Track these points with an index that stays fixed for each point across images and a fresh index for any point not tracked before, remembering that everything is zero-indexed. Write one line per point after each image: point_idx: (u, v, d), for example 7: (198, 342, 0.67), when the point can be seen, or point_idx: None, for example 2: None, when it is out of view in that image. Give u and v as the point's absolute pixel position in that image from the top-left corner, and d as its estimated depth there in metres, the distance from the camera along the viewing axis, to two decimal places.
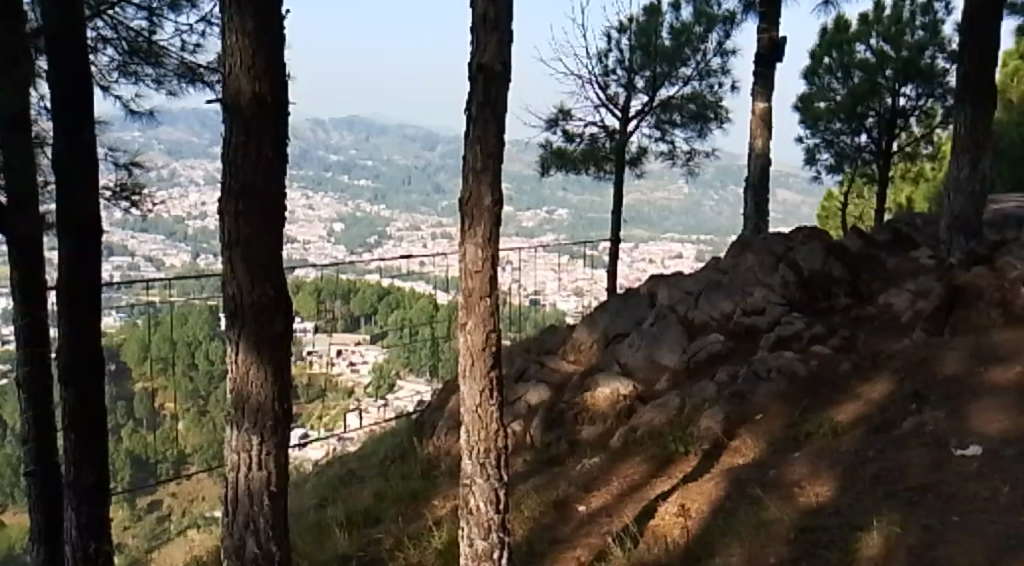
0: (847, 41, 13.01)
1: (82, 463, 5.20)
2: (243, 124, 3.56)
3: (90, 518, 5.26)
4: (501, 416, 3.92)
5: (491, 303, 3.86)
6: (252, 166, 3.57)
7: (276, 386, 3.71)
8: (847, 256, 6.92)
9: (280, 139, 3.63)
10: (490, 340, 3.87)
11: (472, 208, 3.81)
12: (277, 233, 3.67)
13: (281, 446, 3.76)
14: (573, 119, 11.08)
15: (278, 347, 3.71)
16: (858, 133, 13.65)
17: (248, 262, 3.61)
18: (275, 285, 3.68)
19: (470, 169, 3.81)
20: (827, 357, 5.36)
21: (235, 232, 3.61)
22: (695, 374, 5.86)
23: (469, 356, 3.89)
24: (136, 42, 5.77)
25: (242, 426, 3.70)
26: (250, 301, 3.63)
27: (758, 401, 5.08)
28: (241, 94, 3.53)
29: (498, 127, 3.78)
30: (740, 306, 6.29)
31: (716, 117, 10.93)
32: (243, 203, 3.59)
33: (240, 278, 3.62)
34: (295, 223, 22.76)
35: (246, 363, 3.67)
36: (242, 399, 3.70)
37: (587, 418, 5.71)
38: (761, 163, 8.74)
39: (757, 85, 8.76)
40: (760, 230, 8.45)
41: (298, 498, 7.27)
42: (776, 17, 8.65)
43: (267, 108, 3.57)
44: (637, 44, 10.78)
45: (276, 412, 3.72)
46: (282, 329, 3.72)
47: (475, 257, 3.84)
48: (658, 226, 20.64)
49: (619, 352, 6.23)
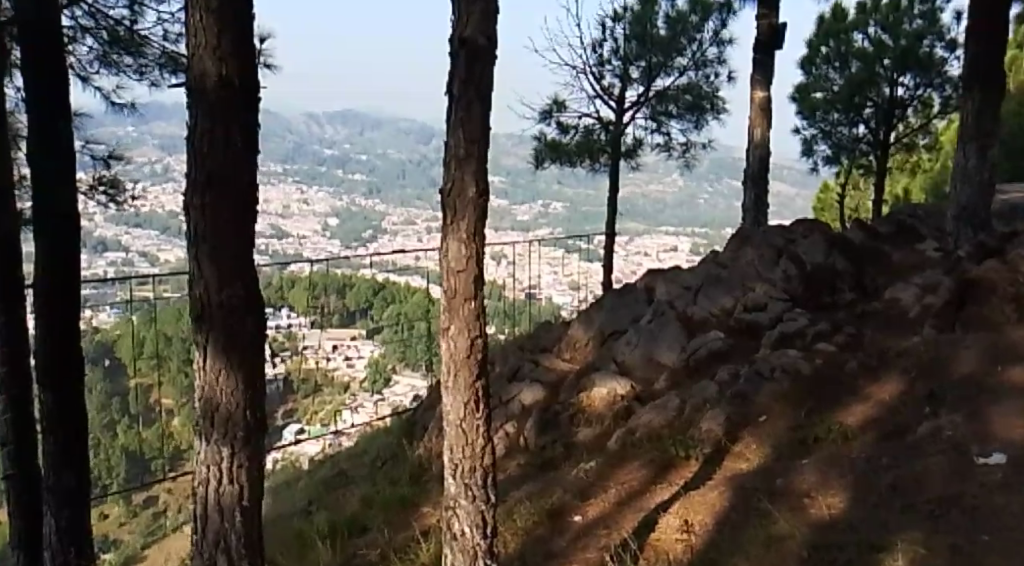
0: (844, 30, 12.84)
1: (60, 466, 4.97)
2: (209, 111, 3.32)
3: (70, 523, 5.00)
4: (488, 430, 3.72)
5: (476, 305, 3.65)
6: (218, 156, 3.33)
7: (248, 393, 3.48)
8: (850, 249, 6.70)
9: (250, 127, 3.39)
10: (476, 346, 3.66)
11: (456, 200, 3.57)
12: (247, 227, 3.43)
13: (255, 456, 3.53)
14: (568, 111, 10.84)
15: (249, 350, 3.47)
16: (855, 124, 13.37)
17: (216, 259, 3.37)
18: (246, 284, 3.44)
19: (452, 156, 3.58)
20: (832, 355, 5.12)
21: (201, 228, 3.37)
22: (695, 373, 5.61)
23: (453, 366, 3.66)
24: (117, 32, 5.50)
25: (211, 437, 3.47)
26: (218, 302, 3.40)
27: (761, 402, 4.85)
28: (206, 77, 3.29)
29: (482, 110, 3.55)
30: (741, 302, 6.06)
31: (713, 107, 10.69)
32: (209, 196, 3.36)
33: (207, 278, 3.39)
34: (290, 219, 22.57)
35: (216, 370, 3.43)
36: (211, 408, 3.46)
37: (583, 420, 5.47)
38: (760, 153, 8.50)
39: (756, 73, 8.51)
40: (759, 223, 8.23)
41: (288, 499, 7.08)
42: (775, 3, 8.40)
43: (234, 94, 3.33)
44: (633, 33, 10.55)
45: (247, 422, 3.49)
46: (254, 332, 3.48)
47: (459, 255, 3.60)
48: (654, 219, 20.43)
49: (616, 350, 5.99)
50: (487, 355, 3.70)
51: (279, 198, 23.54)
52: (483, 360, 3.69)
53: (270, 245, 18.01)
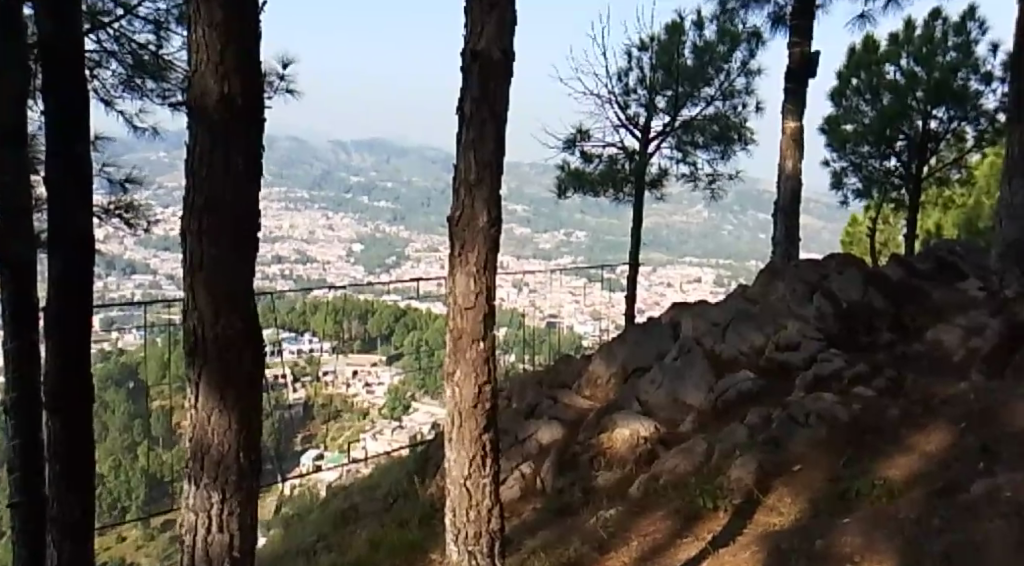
0: (876, 62, 12.58)
1: (67, 498, 4.37)
2: (210, 132, 3.09)
3: (74, 555, 4.40)
4: (494, 490, 3.73)
5: (485, 352, 3.62)
6: (218, 179, 3.10)
7: (242, 434, 3.21)
8: (888, 285, 6.43)
9: (254, 148, 3.15)
10: (484, 395, 3.65)
11: (464, 229, 3.56)
12: (249, 255, 3.18)
13: (246, 501, 3.25)
14: (592, 139, 10.59)
15: (246, 387, 3.20)
16: (887, 157, 13.06)
17: (212, 288, 3.12)
18: (244, 316, 3.18)
19: (464, 180, 3.58)
20: (871, 401, 4.82)
21: (198, 254, 3.12)
22: (723, 415, 5.31)
23: (458, 414, 3.66)
24: (141, 56, 5.28)
25: (201, 480, 3.21)
26: (213, 335, 3.14)
27: (794, 450, 4.55)
28: (207, 96, 3.06)
29: (496, 130, 3.55)
30: (773, 340, 5.76)
31: (741, 137, 10.43)
32: (206, 220, 3.11)
33: (202, 308, 3.13)
34: (315, 245, 22.47)
35: (208, 408, 3.17)
36: (201, 449, 3.21)
37: (604, 462, 5.15)
38: (791, 185, 8.24)
39: (787, 103, 8.24)
40: (791, 258, 7.96)
41: (300, 531, 6.79)
42: (808, 31, 8.16)
43: (236, 113, 3.09)
44: (659, 63, 10.33)
45: (240, 465, 3.22)
46: (251, 367, 3.21)
47: (467, 290, 3.58)
48: (680, 249, 20.16)
49: (639, 388, 5.69)
50: (495, 405, 3.69)
51: (304, 225, 23.53)
52: (491, 412, 3.68)
53: (293, 271, 17.90)
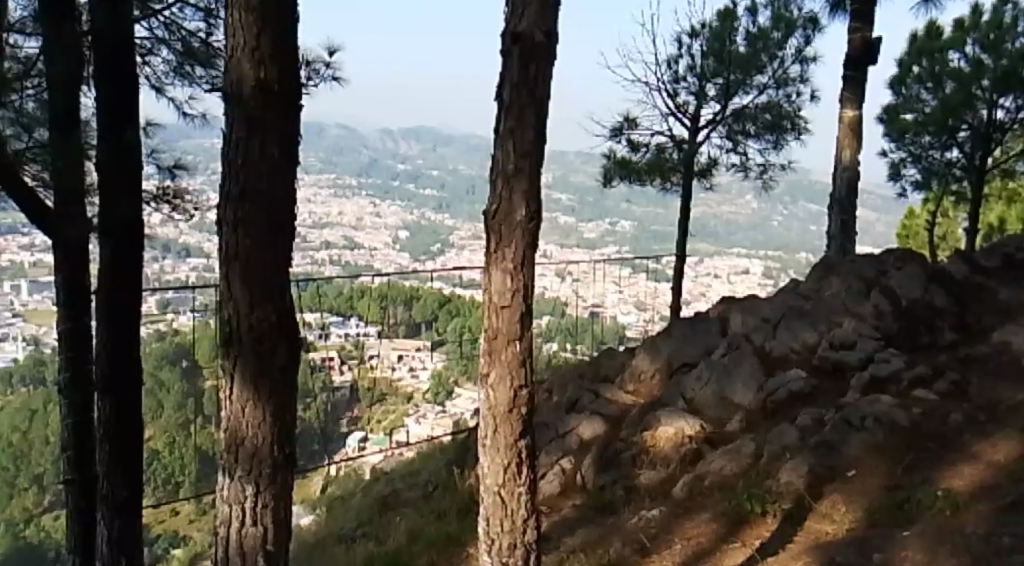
0: (938, 49, 12.19)
1: (117, 476, 4.37)
2: (246, 118, 2.92)
3: (123, 533, 4.38)
4: (530, 499, 3.58)
5: (522, 354, 3.48)
6: (254, 166, 2.94)
7: (277, 428, 3.06)
8: (951, 283, 6.20)
9: (291, 135, 2.99)
10: (521, 399, 3.51)
11: (502, 223, 3.42)
12: (285, 246, 3.02)
13: (280, 497, 3.09)
14: (639, 128, 10.38)
15: (281, 380, 3.05)
16: (948, 148, 12.68)
17: (247, 279, 2.96)
18: (279, 307, 3.02)
19: (502, 172, 3.44)
20: (932, 407, 4.72)
21: (232, 243, 2.97)
22: (772, 415, 5.10)
23: (492, 418, 3.53)
24: (191, 44, 5.16)
25: (235, 472, 3.05)
26: (247, 327, 2.98)
27: (849, 454, 4.35)
28: (243, 82, 2.89)
29: (536, 118, 3.40)
30: (826, 338, 5.55)
31: (794, 127, 10.11)
32: (242, 208, 2.95)
33: (237, 299, 2.97)
34: (361, 232, 22.46)
35: (242, 401, 3.02)
36: (235, 442, 3.06)
37: (647, 460, 4.97)
38: (848, 176, 7.96)
39: (846, 91, 7.96)
40: (846, 253, 7.72)
41: (340, 517, 6.70)
42: (869, 17, 7.88)
43: (273, 98, 2.93)
44: (710, 50, 10.06)
45: (275, 460, 3.06)
46: (286, 361, 3.05)
47: (503, 288, 3.45)
48: (730, 240, 19.82)
49: (685, 384, 5.50)
50: (532, 410, 3.54)
51: (351, 210, 23.58)
52: (527, 417, 3.53)
53: (339, 257, 17.88)
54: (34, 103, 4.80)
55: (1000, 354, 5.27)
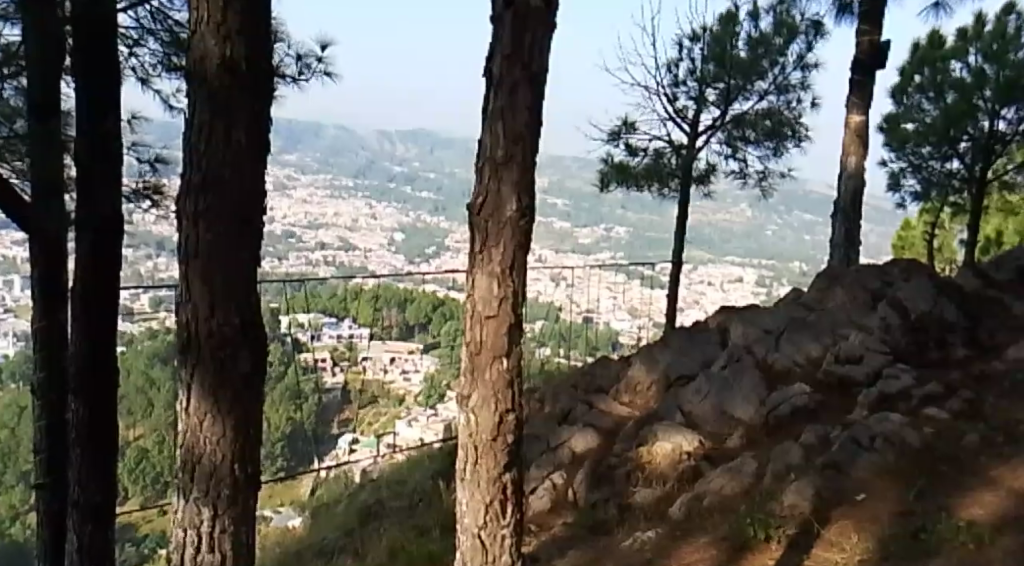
0: (941, 58, 12.01)
1: (90, 481, 4.08)
2: (209, 98, 2.66)
3: (94, 541, 4.12)
4: (515, 544, 3.35)
5: (509, 373, 3.25)
6: (217, 154, 2.67)
7: (238, 444, 2.78)
8: (961, 297, 6.01)
9: (260, 120, 2.73)
10: (507, 424, 3.28)
11: (489, 218, 3.17)
12: (252, 242, 2.76)
13: (241, 519, 2.81)
14: (638, 132, 10.14)
15: (244, 391, 2.78)
16: (948, 159, 12.45)
17: (208, 278, 2.70)
18: (243, 311, 2.75)
19: (489, 160, 3.18)
20: (944, 426, 4.48)
21: (192, 239, 2.70)
22: (775, 432, 4.84)
23: (475, 447, 3.29)
24: (178, 36, 4.86)
25: (190, 492, 2.78)
26: (207, 332, 2.72)
27: (858, 476, 4.10)
28: (207, 60, 2.64)
29: (528, 100, 3.15)
30: (831, 351, 5.32)
31: (795, 134, 9.85)
32: (203, 199, 2.69)
33: (197, 300, 2.71)
34: (356, 234, 22.15)
35: (200, 413, 2.75)
36: (191, 459, 2.79)
37: (642, 478, 4.68)
38: (854, 184, 7.73)
39: (853, 95, 7.73)
40: (851, 264, 7.50)
41: (321, 527, 6.41)
42: (879, 20, 7.65)
43: (240, 80, 2.67)
44: (711, 54, 9.83)
45: (235, 479, 2.79)
46: (250, 370, 2.78)
47: (489, 296, 3.21)
48: (727, 247, 19.62)
49: (682, 397, 5.24)
50: (519, 437, 3.31)
51: (346, 212, 23.33)
52: (514, 447, 3.31)
53: (332, 259, 17.55)
54: (15, 94, 4.49)
55: (1014, 373, 5.04)
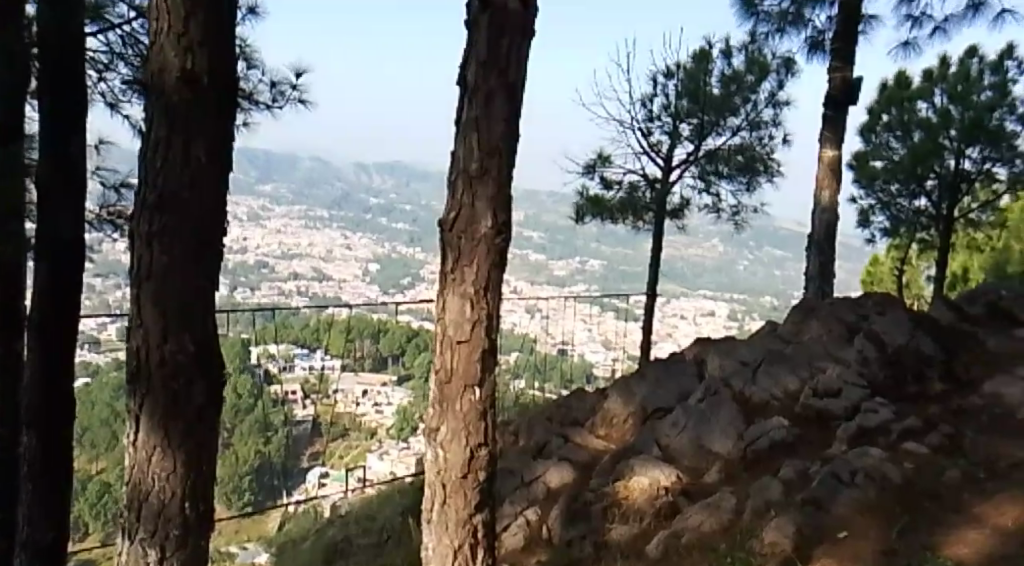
0: (908, 98, 12.11)
1: (38, 519, 4.06)
2: (168, 113, 2.82)
3: None
4: None
5: (481, 405, 3.51)
6: (175, 172, 2.82)
7: (189, 480, 2.90)
8: (937, 330, 5.98)
9: (218, 140, 2.88)
10: (480, 460, 3.54)
11: (464, 233, 3.45)
12: (207, 265, 2.90)
13: (184, 548, 2.91)
14: (612, 166, 10.13)
15: (197, 422, 2.90)
16: (917, 196, 12.57)
17: (161, 301, 2.83)
18: (197, 338, 2.88)
19: (464, 172, 3.46)
20: (924, 461, 4.40)
21: (147, 259, 2.85)
22: (754, 466, 4.74)
23: (444, 485, 3.54)
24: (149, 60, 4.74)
25: (136, 533, 2.91)
26: (161, 359, 2.85)
27: (838, 513, 4.01)
28: (166, 71, 2.79)
29: (506, 112, 3.45)
30: (809, 385, 5.24)
31: (767, 169, 9.90)
32: (158, 219, 2.83)
33: (149, 324, 2.84)
34: (330, 264, 21.93)
35: (149, 448, 2.87)
36: (138, 497, 2.90)
37: (618, 514, 4.55)
38: (828, 218, 7.71)
39: (826, 129, 7.74)
40: (826, 297, 7.47)
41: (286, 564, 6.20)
42: (851, 55, 7.68)
43: (200, 94, 2.83)
44: (684, 90, 9.86)
45: (185, 518, 2.91)
46: (204, 399, 2.91)
47: (462, 319, 3.46)
48: (702, 280, 19.64)
49: (659, 430, 5.15)
50: (489, 474, 3.56)
51: (320, 242, 23.11)
52: (484, 485, 3.55)
53: (306, 290, 17.32)
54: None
55: (992, 408, 4.98)
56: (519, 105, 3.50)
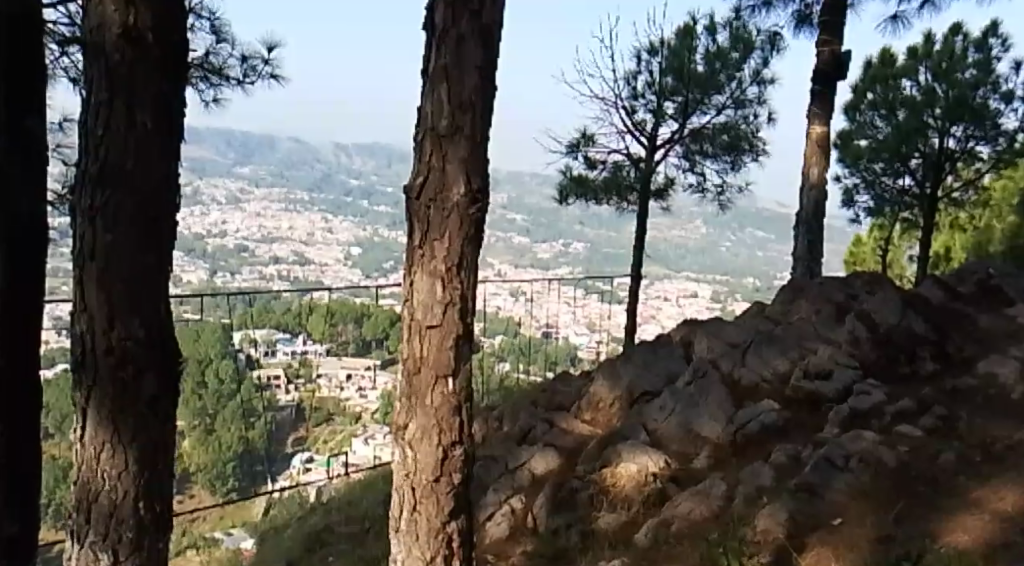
0: (892, 76, 12.00)
1: None
2: (109, 77, 2.78)
3: None
4: None
5: (455, 398, 3.36)
6: (118, 142, 2.79)
7: (140, 477, 2.90)
8: (929, 309, 5.85)
9: (163, 104, 2.84)
10: (454, 461, 3.39)
11: (436, 203, 3.29)
12: (155, 241, 2.87)
13: (138, 542, 2.92)
14: (596, 145, 9.93)
15: (147, 415, 2.88)
16: (900, 175, 12.44)
17: (107, 283, 2.82)
18: (147, 324, 2.86)
19: (431, 133, 3.29)
20: (919, 444, 4.28)
21: (92, 238, 2.83)
22: (744, 451, 4.62)
23: (414, 482, 3.38)
24: None
25: (87, 537, 2.91)
26: (109, 347, 2.82)
27: (833, 500, 3.88)
28: (105, 28, 2.76)
29: (480, 78, 3.30)
30: (799, 365, 5.11)
31: (752, 148, 9.76)
32: (102, 194, 2.81)
33: (96, 311, 2.83)
34: (313, 247, 21.66)
35: (98, 444, 2.87)
36: (88, 498, 2.90)
37: (605, 502, 4.42)
38: (816, 196, 7.57)
39: (814, 105, 7.59)
40: (814, 277, 7.34)
41: (267, 553, 6.02)
42: (839, 29, 7.53)
43: (143, 55, 2.79)
44: (668, 68, 9.67)
45: (138, 518, 2.91)
46: (156, 391, 2.89)
47: (432, 296, 3.31)
48: (687, 261, 19.50)
49: (646, 414, 5.01)
50: (464, 476, 3.42)
51: (302, 226, 22.82)
52: (460, 484, 3.41)
53: (289, 274, 17.08)
54: None
55: (987, 388, 4.87)
56: (493, 57, 3.33)
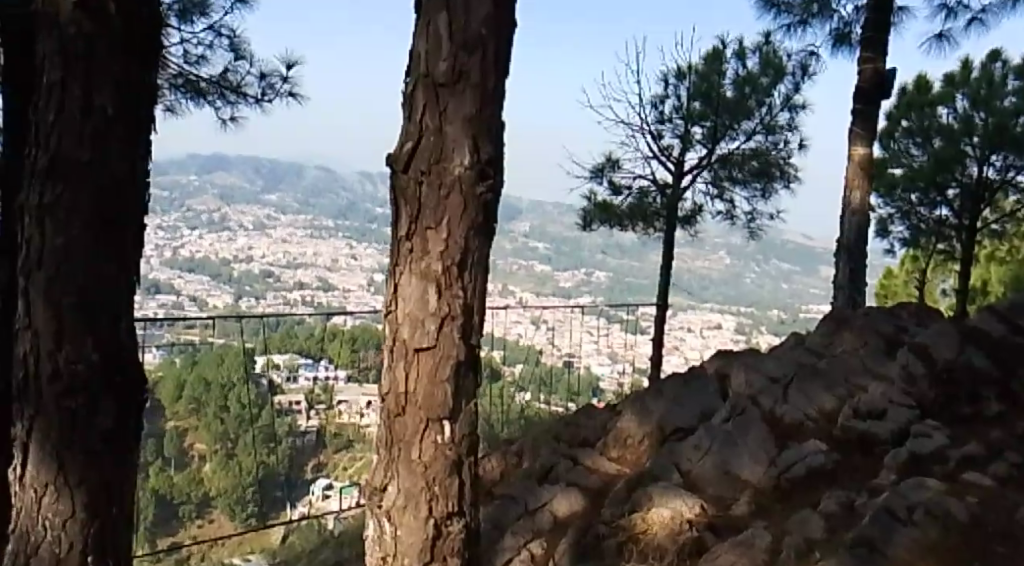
0: (929, 103, 11.53)
1: None
2: (62, 53, 2.65)
3: None
4: None
5: (453, 452, 2.97)
6: (73, 131, 2.65)
7: (88, 524, 2.71)
8: (988, 344, 5.38)
9: (122, 90, 2.71)
10: (452, 539, 2.97)
11: (435, 177, 2.90)
12: (116, 244, 2.72)
13: None
14: (622, 170, 9.55)
15: (96, 456, 2.70)
16: (937, 206, 11.92)
17: (52, 294, 2.66)
18: (101, 343, 2.69)
19: (427, 82, 2.92)
20: (989, 495, 3.83)
21: (41, 242, 2.67)
22: (789, 496, 4.16)
23: (398, 552, 2.97)
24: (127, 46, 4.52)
25: None
26: (56, 372, 2.66)
27: (896, 556, 3.43)
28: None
29: (490, 15, 2.93)
30: (848, 404, 4.67)
31: (783, 175, 9.35)
32: (50, 186, 2.66)
33: (42, 331, 2.67)
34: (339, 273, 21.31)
35: (39, 489, 2.68)
36: (26, 551, 2.70)
37: (635, 551, 3.93)
38: (859, 221, 7.12)
39: (856, 126, 7.17)
40: (858, 307, 6.87)
41: None
42: (882, 46, 7.13)
43: (103, 27, 2.67)
44: (696, 91, 9.29)
45: None
46: (110, 426, 2.72)
47: (422, 302, 2.92)
48: (717, 291, 18.96)
49: (680, 454, 4.54)
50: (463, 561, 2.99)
51: (327, 251, 22.52)
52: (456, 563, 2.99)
53: (314, 300, 16.68)
54: None
55: None
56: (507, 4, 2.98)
